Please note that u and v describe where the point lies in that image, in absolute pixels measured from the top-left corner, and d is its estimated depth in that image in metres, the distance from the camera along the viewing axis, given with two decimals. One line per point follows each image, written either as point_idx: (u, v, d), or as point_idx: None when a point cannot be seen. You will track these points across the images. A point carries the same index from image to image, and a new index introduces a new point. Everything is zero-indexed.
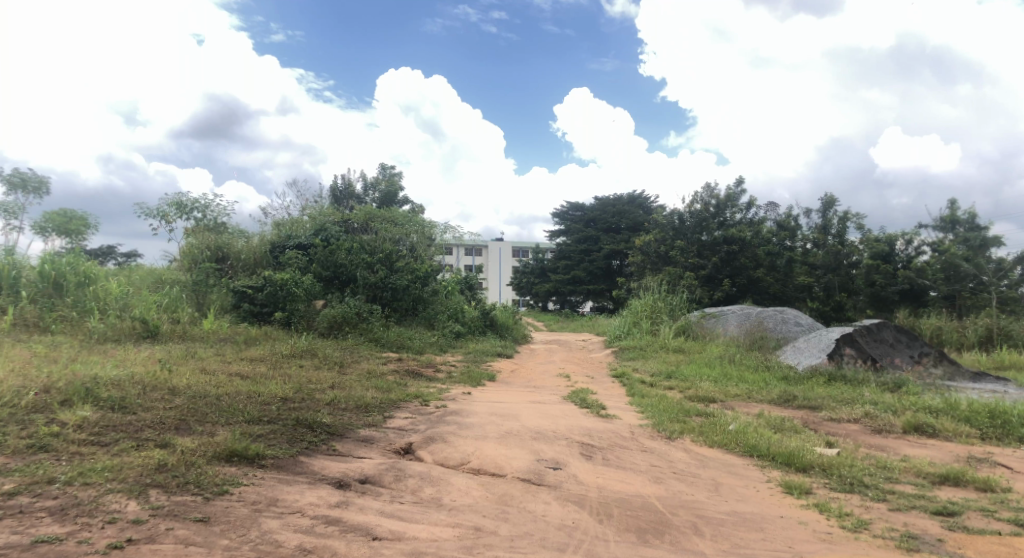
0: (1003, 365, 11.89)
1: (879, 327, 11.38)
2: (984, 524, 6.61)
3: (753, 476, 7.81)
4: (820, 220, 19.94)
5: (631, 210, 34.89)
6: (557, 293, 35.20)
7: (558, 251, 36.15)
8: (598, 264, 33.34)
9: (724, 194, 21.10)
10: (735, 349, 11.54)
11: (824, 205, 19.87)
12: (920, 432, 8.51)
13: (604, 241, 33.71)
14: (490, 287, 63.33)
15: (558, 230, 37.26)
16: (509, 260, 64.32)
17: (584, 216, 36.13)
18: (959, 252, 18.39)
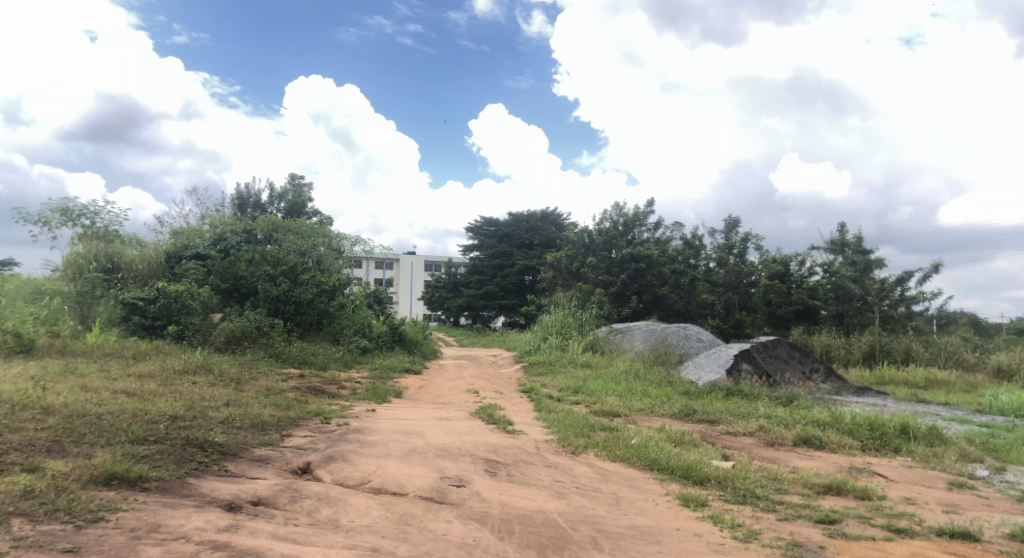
0: (884, 380, 12.60)
1: (774, 344, 11.90)
2: (861, 531, 6.98)
3: (652, 489, 7.99)
4: (723, 240, 20.79)
5: (544, 227, 35.62)
6: (470, 308, 34.79)
7: (471, 266, 36.01)
8: (511, 279, 33.66)
9: (633, 213, 21.73)
10: (640, 364, 11.79)
11: (728, 226, 20.73)
12: (809, 444, 8.93)
13: (517, 257, 34.15)
14: (402, 302, 62.67)
15: (472, 245, 37.31)
16: (421, 274, 64.03)
17: (498, 231, 36.42)
18: (847, 274, 19.72)
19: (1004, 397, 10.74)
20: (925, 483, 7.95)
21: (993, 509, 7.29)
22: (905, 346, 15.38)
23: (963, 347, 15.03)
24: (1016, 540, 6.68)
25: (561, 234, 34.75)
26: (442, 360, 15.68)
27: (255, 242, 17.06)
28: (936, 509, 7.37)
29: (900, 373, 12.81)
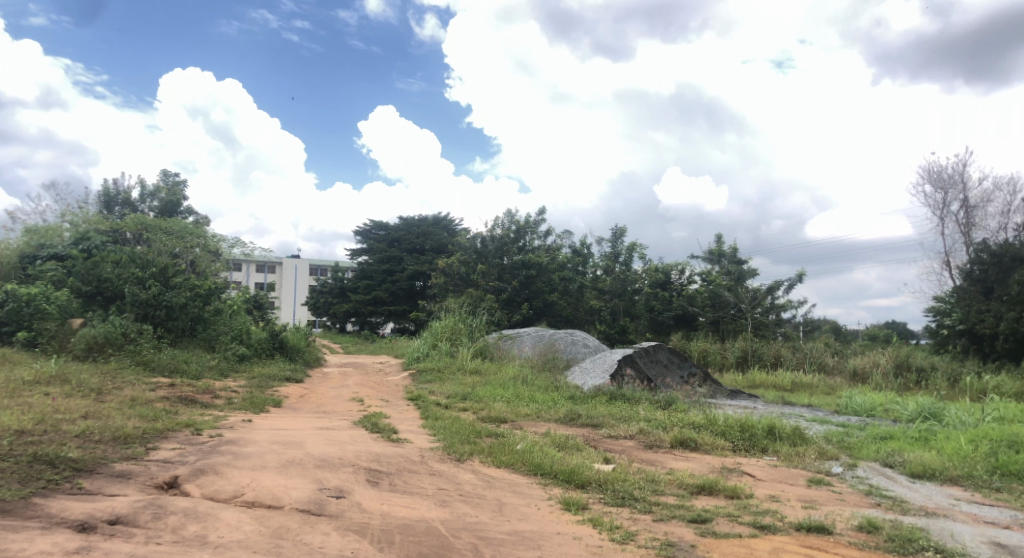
0: (755, 384, 13.37)
1: (655, 349, 12.35)
2: (729, 528, 7.33)
3: (535, 494, 8.07)
4: (610, 248, 21.44)
5: (436, 232, 35.44)
6: (358, 314, 34.11)
7: (360, 271, 35.30)
8: (401, 285, 33.21)
9: (523, 221, 21.97)
10: (528, 370, 11.93)
11: (614, 235, 21.31)
12: (685, 446, 9.29)
13: (407, 262, 33.84)
14: (285, 308, 60.69)
15: (360, 249, 36.55)
16: (307, 279, 62.43)
17: (387, 236, 35.83)
18: (722, 283, 22.22)
19: (858, 398, 11.65)
20: (787, 481, 8.46)
21: (845, 503, 7.85)
22: (774, 351, 16.42)
23: (825, 352, 16.19)
24: (863, 531, 7.21)
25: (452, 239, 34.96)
26: (326, 368, 15.26)
27: (123, 243, 16.06)
28: (797, 505, 7.85)
29: (769, 376, 13.63)
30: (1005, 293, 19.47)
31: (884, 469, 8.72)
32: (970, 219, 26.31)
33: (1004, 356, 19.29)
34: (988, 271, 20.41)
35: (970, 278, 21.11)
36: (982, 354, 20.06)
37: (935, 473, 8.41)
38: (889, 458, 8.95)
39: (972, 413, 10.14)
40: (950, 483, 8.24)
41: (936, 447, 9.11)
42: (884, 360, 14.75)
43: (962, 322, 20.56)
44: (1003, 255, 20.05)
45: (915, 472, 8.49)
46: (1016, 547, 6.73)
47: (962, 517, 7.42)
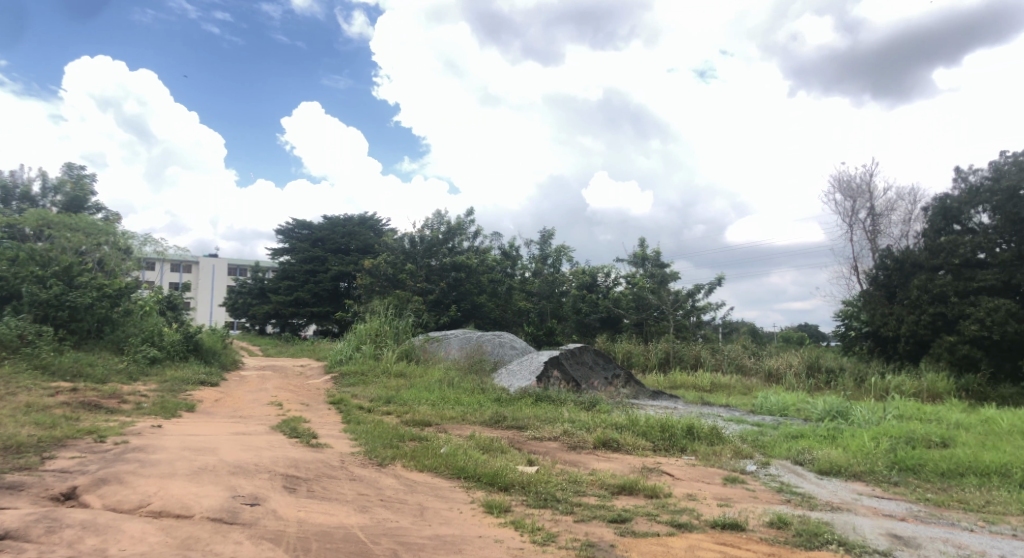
0: (676, 384, 13.70)
1: (581, 350, 12.52)
2: (647, 527, 7.46)
3: (457, 498, 8.01)
4: (538, 250, 21.61)
5: (361, 233, 35.20)
6: (278, 316, 33.17)
7: (281, 271, 34.38)
8: (325, 285, 32.56)
9: (454, 223, 21.86)
10: (454, 373, 11.87)
11: (542, 238, 21.52)
12: (608, 447, 9.42)
13: (332, 262, 33.26)
14: (201, 308, 58.69)
15: (282, 248, 35.59)
16: (224, 279, 60.67)
17: (311, 235, 35.24)
18: (647, 285, 22.70)
19: (772, 398, 12.08)
20: (704, 479, 8.69)
21: (758, 500, 8.12)
22: (694, 353, 16.88)
23: (743, 353, 16.71)
24: (773, 527, 7.47)
25: (379, 240, 34.71)
26: (243, 371, 14.76)
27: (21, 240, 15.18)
28: (712, 503, 8.07)
29: (689, 377, 14.00)
30: (906, 297, 20.66)
31: (795, 466, 9.07)
32: (876, 226, 27.74)
33: (905, 357, 20.45)
34: (891, 276, 21.61)
35: (876, 283, 22.33)
36: (885, 355, 21.24)
37: (841, 470, 8.81)
38: (799, 456, 9.32)
39: (875, 412, 10.68)
40: (854, 478, 8.64)
41: (842, 444, 9.55)
42: (797, 361, 15.36)
43: (869, 324, 21.71)
44: (904, 261, 21.21)
45: (822, 469, 8.86)
46: (910, 538, 7.11)
47: (864, 511, 7.79)
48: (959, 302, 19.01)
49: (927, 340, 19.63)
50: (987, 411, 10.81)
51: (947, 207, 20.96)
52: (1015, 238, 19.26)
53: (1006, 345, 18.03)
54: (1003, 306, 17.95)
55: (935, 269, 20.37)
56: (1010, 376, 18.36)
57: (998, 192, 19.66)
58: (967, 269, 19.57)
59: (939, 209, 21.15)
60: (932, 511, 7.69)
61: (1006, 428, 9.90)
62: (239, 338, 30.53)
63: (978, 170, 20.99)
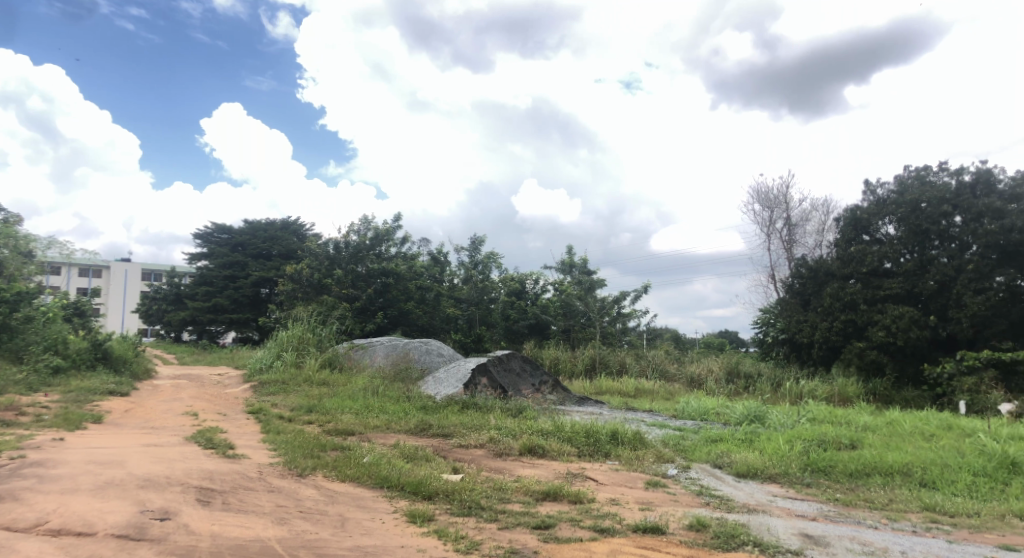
0: (601, 390, 13.90)
1: (508, 357, 12.55)
2: (570, 533, 7.50)
3: (380, 508, 7.84)
4: (468, 257, 21.63)
5: (284, 238, 34.51)
6: (195, 322, 32.01)
7: (199, 277, 33.25)
8: (245, 292, 31.72)
9: (381, 229, 21.63)
10: (379, 381, 11.71)
11: (472, 245, 21.55)
12: (533, 453, 9.45)
13: (252, 268, 32.49)
14: (112, 315, 56.20)
15: (200, 253, 34.39)
16: (137, 284, 58.43)
17: (231, 240, 34.42)
18: (574, 293, 23.24)
19: (693, 403, 12.40)
20: (627, 484, 8.82)
21: (678, 503, 8.29)
22: (620, 359, 17.17)
23: (666, 359, 17.14)
24: (692, 529, 7.63)
25: (302, 245, 34.09)
26: (156, 380, 14.12)
27: None
28: (634, 507, 8.20)
29: (613, 382, 14.23)
30: (819, 305, 21.61)
31: (713, 470, 9.32)
32: (792, 237, 28.92)
33: (818, 362, 21.32)
34: (806, 285, 22.61)
35: (791, 291, 23.30)
36: (800, 360, 22.11)
37: (757, 472, 9.09)
38: (718, 459, 9.58)
39: (789, 415, 11.09)
40: (769, 480, 8.94)
41: (759, 447, 9.87)
42: (717, 367, 15.83)
43: (784, 331, 22.56)
44: (818, 270, 22.20)
45: (740, 471, 9.13)
46: (820, 537, 7.38)
47: (778, 512, 8.05)
48: (867, 309, 20.00)
49: (838, 346, 20.51)
50: (892, 414, 11.37)
51: (857, 219, 22.02)
52: (918, 249, 20.41)
53: (909, 350, 19.09)
54: (907, 314, 18.99)
55: (845, 278, 21.39)
56: (912, 380, 19.58)
57: (903, 205, 20.80)
58: (874, 278, 20.63)
59: (849, 221, 22.21)
60: (840, 510, 8.02)
61: (908, 429, 10.46)
62: (152, 346, 29.22)
63: (885, 184, 22.18)
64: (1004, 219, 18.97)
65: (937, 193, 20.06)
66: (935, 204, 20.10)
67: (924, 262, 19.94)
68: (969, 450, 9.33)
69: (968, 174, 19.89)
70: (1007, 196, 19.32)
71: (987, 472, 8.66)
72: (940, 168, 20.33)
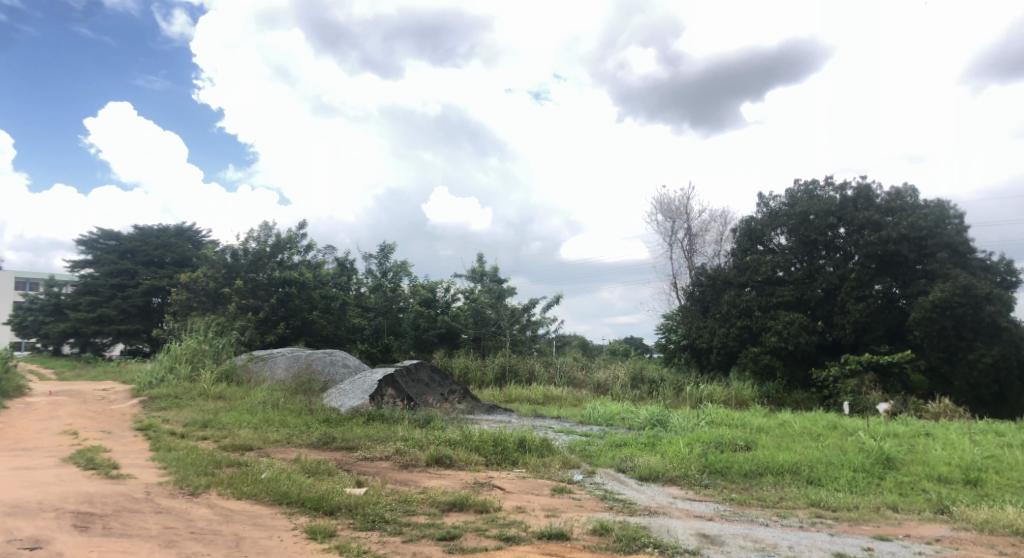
0: (511, 398, 13.96)
1: (417, 367, 12.44)
2: (476, 543, 7.44)
3: (279, 525, 7.51)
4: (376, 265, 21.31)
5: (178, 244, 33.07)
6: (77, 334, 30.07)
7: (82, 285, 31.24)
8: (134, 301, 30.15)
9: (283, 237, 20.86)
10: (280, 393, 11.34)
11: (381, 253, 21.26)
12: (441, 463, 9.35)
13: (142, 276, 30.92)
14: None
15: (83, 260, 32.29)
16: (11, 294, 54.43)
17: (118, 246, 32.61)
18: (484, 301, 23.35)
19: (599, 408, 12.64)
20: (534, 491, 8.86)
21: (583, 508, 8.40)
22: (528, 367, 17.31)
23: (573, 366, 17.45)
24: (596, 534, 7.74)
25: (197, 252, 32.71)
26: (29, 397, 13.11)
27: None
28: (540, 514, 8.24)
29: (522, 390, 14.34)
30: (717, 311, 22.54)
31: (618, 474, 9.52)
32: (692, 246, 30.05)
33: (717, 367, 22.19)
34: (705, 293, 23.54)
35: (691, 299, 24.18)
36: (700, 365, 22.95)
37: (659, 475, 9.36)
38: (622, 463, 9.80)
39: (690, 419, 11.48)
40: (670, 483, 9.21)
41: (660, 451, 10.15)
42: (623, 373, 16.22)
43: (685, 337, 23.38)
44: (716, 279, 23.20)
45: (643, 475, 9.36)
46: (716, 536, 7.65)
47: (678, 513, 8.30)
48: (761, 316, 21.04)
49: (735, 351, 21.42)
50: (784, 415, 11.96)
51: (752, 229, 23.16)
52: (807, 259, 21.64)
53: (799, 354, 20.15)
54: (797, 320, 20.09)
55: (741, 286, 22.46)
56: (802, 383, 20.63)
57: (793, 217, 22.00)
58: (768, 285, 21.75)
59: (745, 231, 23.32)
60: (735, 509, 8.34)
61: (798, 430, 11.02)
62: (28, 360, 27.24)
63: (777, 197, 23.40)
64: (882, 230, 20.29)
65: (824, 206, 21.34)
66: (822, 216, 21.38)
67: (812, 271, 21.18)
68: (851, 447, 9.92)
69: (850, 188, 21.29)
70: (884, 209, 20.80)
71: (866, 468, 9.22)
72: (826, 183, 21.65)
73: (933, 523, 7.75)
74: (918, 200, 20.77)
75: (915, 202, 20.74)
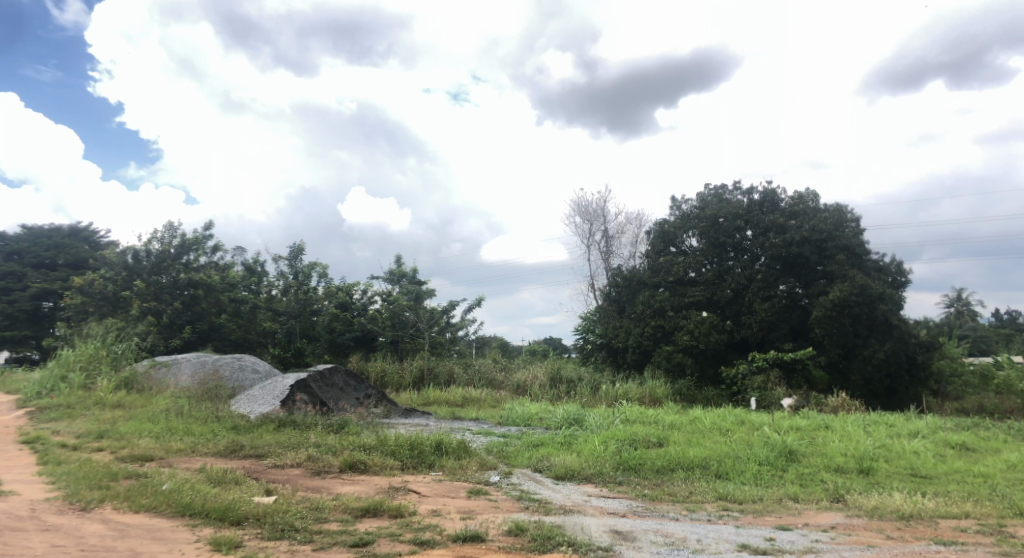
0: (428, 401, 13.86)
1: (331, 372, 12.24)
2: (389, 549, 7.28)
3: (180, 537, 7.14)
4: (289, 266, 20.78)
5: (73, 246, 31.42)
6: None
7: None
8: (23, 306, 28.29)
9: (189, 238, 20.27)
10: (184, 400, 10.91)
11: (292, 254, 20.75)
12: (355, 469, 9.18)
13: (32, 279, 29.09)
14: None
15: None
16: None
17: (5, 247, 30.66)
18: (404, 303, 22.80)
19: (517, 409, 12.72)
20: (449, 494, 8.79)
21: (499, 509, 8.39)
22: (447, 370, 17.27)
23: (492, 368, 17.52)
24: (511, 534, 7.71)
25: (95, 253, 31.17)
26: None
27: None
28: (455, 517, 8.18)
29: (439, 393, 14.28)
30: (633, 311, 23.22)
31: (535, 474, 9.58)
32: (609, 247, 30.63)
33: (632, 365, 22.78)
34: (621, 293, 24.22)
35: (608, 299, 24.82)
36: (616, 364, 23.50)
37: (574, 473, 9.47)
38: (539, 463, 9.88)
39: (605, 417, 11.69)
40: (585, 481, 9.33)
41: (576, 450, 10.28)
42: (541, 374, 16.38)
43: (602, 337, 23.92)
44: (632, 279, 23.92)
45: (558, 474, 9.45)
46: (628, 532, 7.78)
47: (592, 510, 8.40)
48: (674, 315, 21.72)
49: (649, 350, 22.01)
50: (694, 412, 12.33)
51: (665, 231, 23.80)
52: (717, 261, 22.40)
53: (709, 353, 20.82)
54: (707, 320, 20.82)
55: (655, 286, 23.18)
56: (712, 381, 21.13)
57: (703, 220, 22.75)
58: (681, 286, 22.46)
59: (659, 234, 23.95)
60: (647, 505, 8.52)
61: (708, 425, 11.39)
62: None
63: (689, 200, 24.17)
64: (785, 233, 21.23)
65: (732, 210, 22.19)
66: (730, 219, 22.20)
67: (722, 272, 21.99)
68: (756, 442, 10.32)
69: (757, 193, 22.20)
70: (788, 213, 21.76)
71: (770, 461, 9.61)
72: (734, 187, 22.51)
73: (831, 511, 8.14)
74: (819, 205, 21.91)
75: (816, 206, 21.82)
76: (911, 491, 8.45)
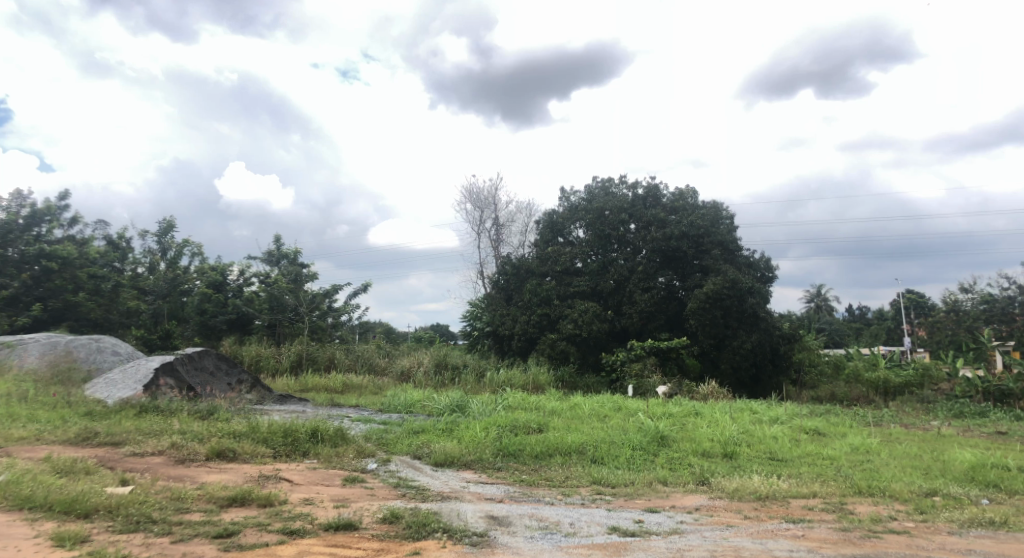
0: (306, 387, 13.49)
1: (201, 355, 11.71)
2: (256, 539, 6.97)
3: (17, 533, 6.53)
4: (156, 240, 19.41)
5: None
6: None
7: None
8: None
9: (40, 208, 18.86)
10: (28, 386, 10.09)
11: (161, 229, 19.43)
12: (223, 457, 8.76)
13: None
14: None
15: None
16: None
17: None
18: (283, 286, 22.14)
19: (399, 396, 12.59)
20: (323, 482, 8.55)
21: (375, 497, 8.24)
22: (328, 354, 16.84)
23: (375, 353, 17.25)
24: (386, 522, 7.57)
25: None
26: None
27: None
28: (329, 505, 7.93)
29: (319, 379, 13.91)
30: (520, 300, 23.61)
31: (413, 461, 9.49)
32: (499, 236, 30.86)
33: (517, 353, 23.13)
34: (509, 281, 24.59)
35: (496, 287, 25.16)
36: (502, 352, 23.80)
37: (453, 460, 9.46)
38: (418, 450, 9.80)
39: (487, 404, 11.77)
40: (464, 467, 9.33)
41: (457, 436, 10.28)
42: (426, 360, 16.30)
43: (489, 324, 24.10)
44: (520, 268, 24.29)
45: (438, 461, 9.39)
46: (503, 517, 7.83)
47: (469, 497, 8.42)
48: (560, 304, 22.20)
49: (534, 337, 22.43)
50: (575, 398, 12.64)
51: (554, 222, 24.24)
52: (602, 252, 22.99)
53: (591, 341, 21.36)
54: (590, 309, 21.37)
55: (542, 275, 23.66)
56: (593, 367, 21.69)
57: (590, 212, 23.25)
58: (567, 275, 22.95)
59: (548, 224, 24.37)
60: (523, 491, 8.62)
61: (587, 411, 11.70)
62: None
63: (577, 192, 24.71)
64: (666, 227, 22.08)
65: (617, 203, 22.83)
66: (615, 212, 22.81)
67: (606, 263, 22.64)
68: (631, 428, 10.71)
69: (641, 187, 22.95)
70: (670, 208, 22.66)
71: (643, 446, 9.98)
72: (620, 181, 23.19)
73: (695, 494, 8.53)
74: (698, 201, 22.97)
75: (694, 203, 22.85)
76: (769, 474, 9.00)
